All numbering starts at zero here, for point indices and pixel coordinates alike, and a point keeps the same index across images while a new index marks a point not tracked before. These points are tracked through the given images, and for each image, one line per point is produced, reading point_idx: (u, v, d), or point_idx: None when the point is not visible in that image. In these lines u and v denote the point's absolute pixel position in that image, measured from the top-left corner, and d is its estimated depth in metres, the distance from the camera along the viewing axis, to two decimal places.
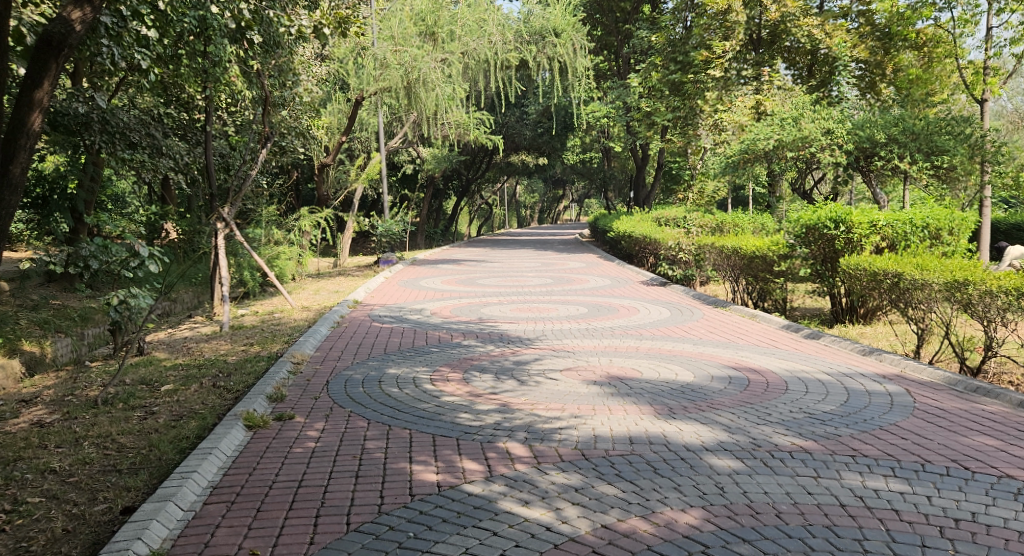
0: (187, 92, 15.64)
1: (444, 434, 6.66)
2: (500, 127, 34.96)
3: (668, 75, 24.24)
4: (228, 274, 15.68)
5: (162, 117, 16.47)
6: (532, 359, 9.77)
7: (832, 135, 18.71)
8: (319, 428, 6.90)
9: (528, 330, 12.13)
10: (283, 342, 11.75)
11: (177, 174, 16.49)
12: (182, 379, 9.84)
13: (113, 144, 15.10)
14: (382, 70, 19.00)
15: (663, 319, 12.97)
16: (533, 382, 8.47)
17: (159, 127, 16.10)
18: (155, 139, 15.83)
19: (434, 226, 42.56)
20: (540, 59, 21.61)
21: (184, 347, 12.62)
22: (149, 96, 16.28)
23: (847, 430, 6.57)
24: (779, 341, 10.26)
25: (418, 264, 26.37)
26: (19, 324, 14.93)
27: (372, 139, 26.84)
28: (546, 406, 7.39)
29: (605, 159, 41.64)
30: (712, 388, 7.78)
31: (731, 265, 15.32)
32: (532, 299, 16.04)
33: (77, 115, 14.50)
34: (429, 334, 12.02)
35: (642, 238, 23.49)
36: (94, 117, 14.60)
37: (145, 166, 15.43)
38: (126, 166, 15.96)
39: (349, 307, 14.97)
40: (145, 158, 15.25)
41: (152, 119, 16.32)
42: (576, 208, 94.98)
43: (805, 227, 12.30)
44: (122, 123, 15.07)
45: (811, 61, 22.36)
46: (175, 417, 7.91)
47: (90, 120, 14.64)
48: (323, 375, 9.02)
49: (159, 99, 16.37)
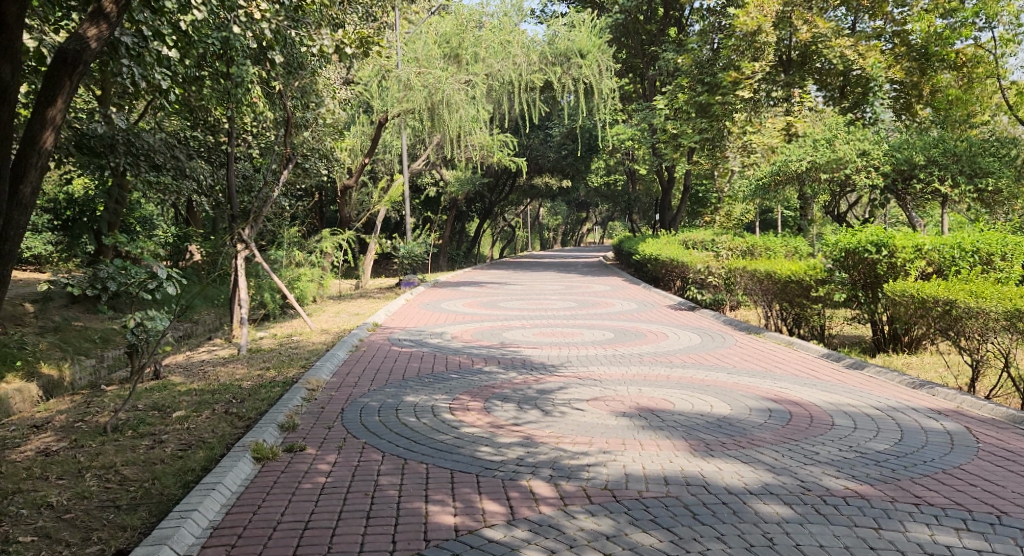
0: (212, 115, 15.41)
1: (462, 470, 6.23)
2: (523, 149, 34.66)
3: (695, 97, 23.79)
4: (246, 296, 15.37)
5: (187, 140, 16.28)
6: (557, 387, 9.33)
7: (868, 157, 18.22)
8: (331, 461, 6.50)
9: (552, 356, 11.69)
10: (299, 367, 11.38)
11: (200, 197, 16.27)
12: (194, 404, 9.47)
13: (137, 166, 14.93)
14: (406, 92, 18.80)
15: (694, 345, 12.50)
16: (558, 412, 8.01)
17: (183, 150, 15.90)
18: (178, 161, 15.63)
19: (457, 248, 42.27)
20: (565, 80, 21.24)
21: (200, 371, 12.28)
22: (176, 118, 16.10)
23: (905, 472, 6.07)
24: (821, 372, 9.76)
25: (440, 286, 26.04)
26: (37, 346, 14.69)
27: (395, 161, 26.60)
28: (571, 438, 6.94)
29: (630, 182, 41.26)
30: (752, 423, 7.30)
31: (765, 290, 14.84)
32: (556, 324, 15.60)
33: (101, 136, 14.37)
34: (449, 359, 11.61)
35: (669, 262, 23.01)
36: (119, 139, 14.47)
37: (169, 189, 15.26)
38: (149, 189, 15.79)
39: (369, 331, 14.62)
40: (169, 182, 15.05)
41: (177, 142, 16.13)
42: (600, 230, 94.52)
43: (845, 251, 12.01)
44: (146, 145, 14.92)
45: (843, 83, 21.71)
46: (183, 445, 7.54)
47: (115, 142, 14.50)
48: (338, 403, 8.63)
49: (185, 122, 16.19)
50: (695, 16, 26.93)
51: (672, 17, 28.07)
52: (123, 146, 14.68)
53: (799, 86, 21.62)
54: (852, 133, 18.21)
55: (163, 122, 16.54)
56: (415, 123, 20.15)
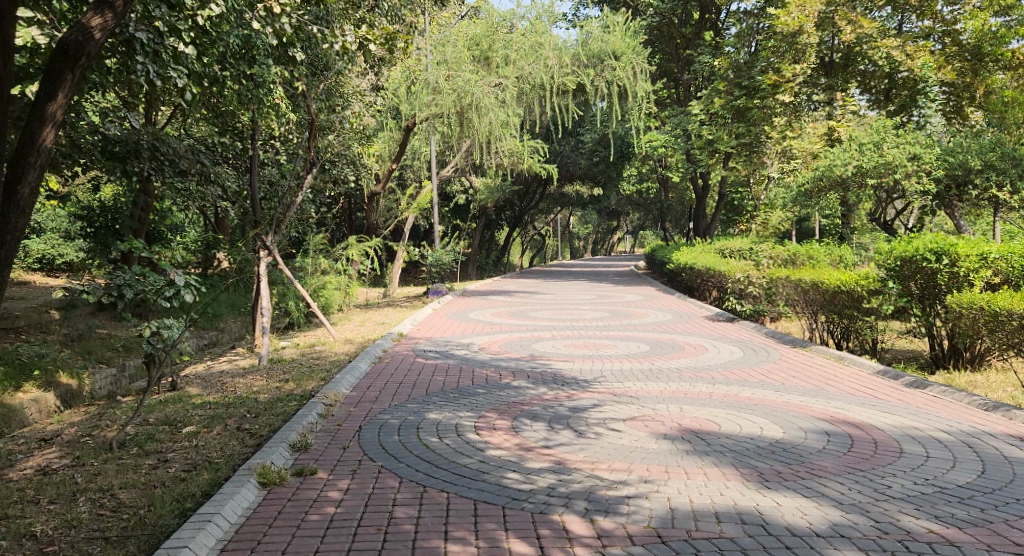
0: (240, 120, 14.91)
1: (487, 501, 5.65)
2: (554, 155, 34.03)
3: (733, 101, 22.97)
4: (269, 304, 14.85)
5: (217, 147, 15.83)
6: (591, 404, 8.69)
7: (919, 161, 17.73)
8: (343, 487, 5.93)
9: (585, 369, 11.10)
10: (320, 379, 10.81)
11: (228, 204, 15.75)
12: (206, 417, 8.90)
13: (163, 172, 14.40)
14: (435, 95, 18.42)
15: (736, 361, 11.83)
16: (593, 433, 7.38)
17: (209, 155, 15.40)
18: (204, 166, 15.08)
19: (486, 256, 41.67)
20: (598, 83, 20.44)
21: (218, 382, 11.75)
22: (205, 125, 15.65)
23: (994, 513, 5.41)
24: (879, 392, 9.14)
25: (469, 295, 25.46)
26: (58, 354, 14.27)
27: (424, 167, 26.09)
28: (608, 464, 6.31)
29: (663, 190, 40.52)
30: (809, 449, 6.66)
31: (814, 300, 14.19)
32: (589, 335, 14.99)
33: (126, 141, 13.97)
34: (476, 371, 11.01)
35: (705, 270, 22.27)
36: (144, 144, 14.05)
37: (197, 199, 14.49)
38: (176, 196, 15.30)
39: (392, 341, 14.06)
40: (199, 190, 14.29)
41: (205, 148, 15.68)
42: (630, 239, 93.51)
43: (901, 260, 11.59)
44: (171, 149, 14.47)
45: (889, 86, 21.13)
46: (189, 465, 6.96)
47: (140, 147, 14.07)
48: (356, 420, 8.03)
49: (214, 128, 15.72)
50: (731, 19, 26.16)
51: (708, 20, 27.31)
52: (148, 151, 14.23)
53: (844, 91, 21.15)
54: (902, 135, 18.16)
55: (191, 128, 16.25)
56: (445, 128, 19.71)
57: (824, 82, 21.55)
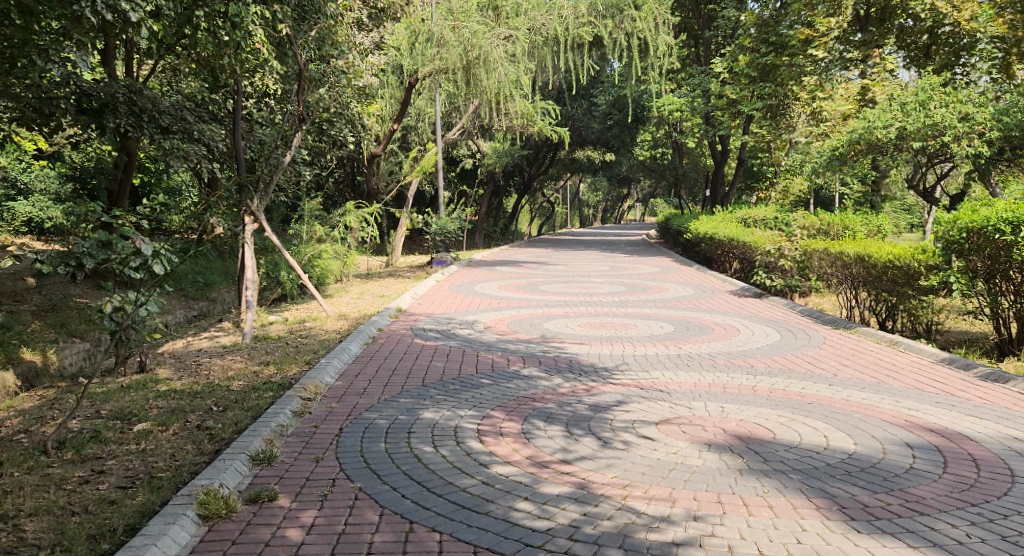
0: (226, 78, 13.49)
1: (492, 550, 4.73)
2: (566, 119, 32.85)
3: (759, 59, 21.44)
4: (256, 276, 13.52)
5: (205, 105, 14.43)
6: (614, 401, 7.40)
7: (970, 121, 17.74)
8: (308, 521, 5.03)
9: (605, 354, 9.85)
10: (304, 363, 9.48)
11: (214, 164, 14.30)
12: (166, 410, 7.50)
13: (141, 128, 13.02)
14: (439, 48, 17.23)
15: (774, 345, 10.57)
16: (620, 442, 6.07)
17: (192, 111, 13.97)
18: (187, 123, 13.60)
19: (493, 224, 40.09)
20: (617, 36, 18.82)
21: (193, 363, 10.38)
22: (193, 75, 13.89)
23: None
24: (952, 386, 8.04)
25: (475, 265, 24.17)
26: (27, 327, 12.78)
27: (429, 129, 24.71)
28: (642, 486, 5.27)
29: (678, 155, 39.09)
30: (895, 463, 5.57)
31: (860, 276, 12.93)
32: (606, 312, 13.73)
33: (101, 95, 12.69)
34: (479, 356, 9.74)
35: (729, 241, 20.91)
36: (121, 97, 12.77)
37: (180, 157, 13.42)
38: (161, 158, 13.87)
39: (390, 317, 12.77)
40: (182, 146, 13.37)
41: (192, 105, 14.26)
42: (640, 205, 91.70)
43: (966, 232, 10.48)
44: (151, 104, 13.16)
45: (929, 42, 19.79)
46: (126, 482, 5.65)
47: (115, 101, 12.77)
48: (335, 420, 6.70)
49: (205, 83, 14.52)
50: None
51: None
52: (125, 105, 12.92)
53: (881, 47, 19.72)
54: (949, 96, 18.04)
55: (181, 84, 15.16)
56: (449, 85, 18.43)
57: (857, 39, 20.00)
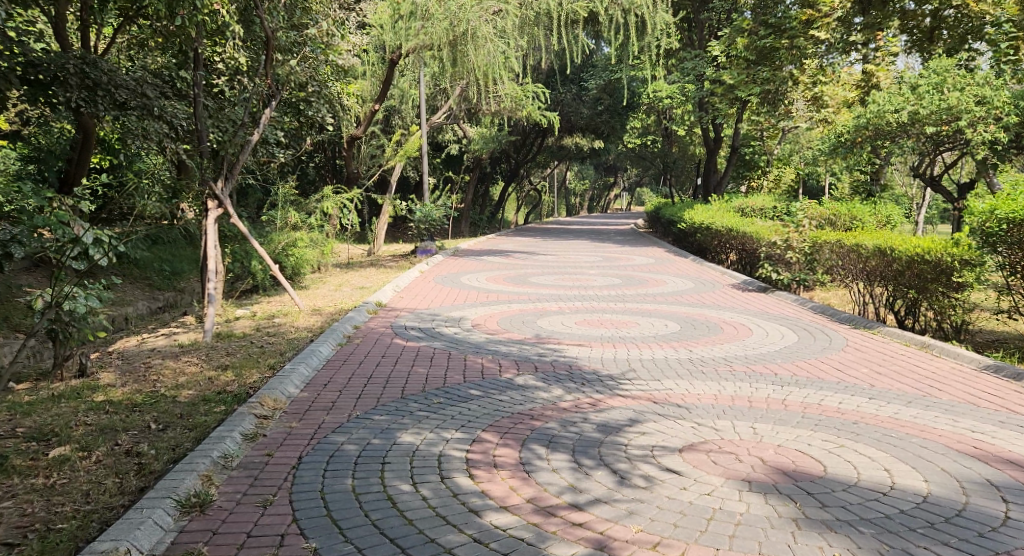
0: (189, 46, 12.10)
1: None
2: (555, 104, 31.68)
3: (757, 41, 20.41)
4: (220, 266, 12.27)
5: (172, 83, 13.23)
6: (626, 420, 6.29)
7: (987, 106, 16.76)
8: None
9: (608, 358, 8.76)
10: (266, 366, 8.30)
11: (180, 146, 12.86)
12: (94, 429, 6.29)
13: (96, 103, 11.53)
14: (424, 21, 16.10)
15: (793, 348, 9.52)
16: (644, 476, 5.06)
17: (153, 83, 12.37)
18: (147, 99, 12.05)
19: (479, 212, 38.79)
20: (613, 12, 17.89)
21: (143, 362, 9.12)
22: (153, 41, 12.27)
23: None
24: (1010, 398, 7.04)
25: (460, 256, 23.03)
26: None
27: (412, 110, 23.54)
28: (678, 546, 4.39)
29: (669, 144, 38.12)
30: (988, 513, 4.70)
31: (879, 270, 11.87)
32: (603, 308, 12.67)
33: (49, 64, 11.10)
34: (466, 361, 8.64)
35: (728, 231, 19.83)
36: (71, 67, 11.23)
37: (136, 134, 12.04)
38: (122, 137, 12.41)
39: (368, 313, 11.60)
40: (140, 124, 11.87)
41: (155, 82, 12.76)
42: (627, 194, 90.44)
43: (1007, 224, 9.49)
44: (108, 76, 11.58)
45: None
46: (19, 534, 4.66)
47: (64, 72, 11.20)
48: (294, 446, 5.55)
49: (174, 60, 13.41)
50: None
51: None
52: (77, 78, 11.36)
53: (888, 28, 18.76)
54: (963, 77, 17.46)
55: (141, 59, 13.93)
56: (434, 63, 17.32)
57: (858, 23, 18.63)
